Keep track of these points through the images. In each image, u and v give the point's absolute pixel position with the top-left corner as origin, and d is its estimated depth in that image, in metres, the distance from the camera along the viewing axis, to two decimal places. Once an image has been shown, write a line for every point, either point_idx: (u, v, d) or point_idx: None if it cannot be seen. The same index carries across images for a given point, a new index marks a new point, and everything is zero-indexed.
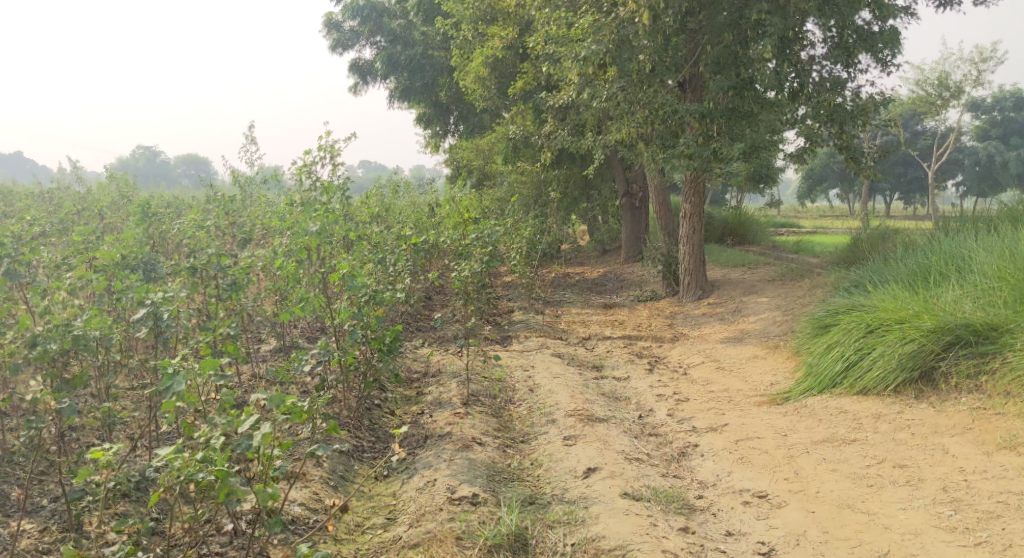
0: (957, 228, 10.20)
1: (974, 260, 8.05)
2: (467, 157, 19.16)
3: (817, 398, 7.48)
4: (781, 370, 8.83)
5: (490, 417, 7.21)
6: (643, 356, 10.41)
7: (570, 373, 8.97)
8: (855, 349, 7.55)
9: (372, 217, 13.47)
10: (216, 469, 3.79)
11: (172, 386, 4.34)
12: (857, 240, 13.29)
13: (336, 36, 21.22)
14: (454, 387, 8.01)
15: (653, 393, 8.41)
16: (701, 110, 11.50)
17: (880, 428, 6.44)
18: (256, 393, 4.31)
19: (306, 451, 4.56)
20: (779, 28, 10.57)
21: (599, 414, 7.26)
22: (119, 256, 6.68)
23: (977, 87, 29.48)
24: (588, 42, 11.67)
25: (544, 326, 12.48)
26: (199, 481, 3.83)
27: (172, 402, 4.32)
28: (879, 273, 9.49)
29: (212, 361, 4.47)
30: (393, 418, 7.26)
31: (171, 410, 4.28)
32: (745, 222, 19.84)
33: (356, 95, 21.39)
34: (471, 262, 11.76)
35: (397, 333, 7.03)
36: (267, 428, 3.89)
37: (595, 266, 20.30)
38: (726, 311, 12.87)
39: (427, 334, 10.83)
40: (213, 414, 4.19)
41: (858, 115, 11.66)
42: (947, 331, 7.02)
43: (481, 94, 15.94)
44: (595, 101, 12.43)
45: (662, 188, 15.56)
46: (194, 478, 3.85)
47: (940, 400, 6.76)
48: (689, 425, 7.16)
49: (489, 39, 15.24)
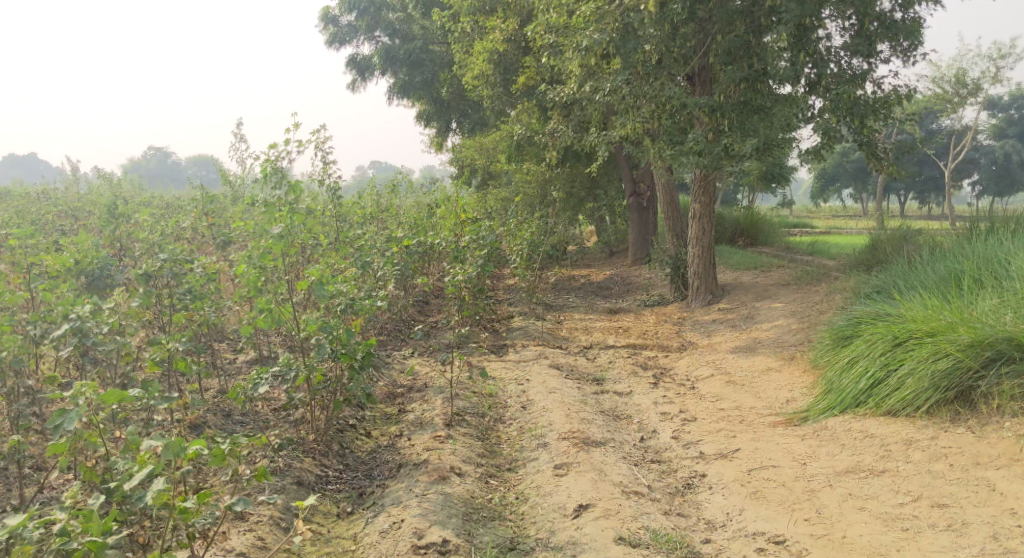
0: (987, 230, 9.45)
1: (1014, 265, 7.32)
2: (470, 156, 18.46)
3: (838, 419, 6.75)
4: (797, 384, 8.09)
5: (476, 441, 6.49)
6: (648, 368, 9.69)
7: (568, 388, 8.26)
8: (881, 365, 6.83)
9: (364, 219, 12.82)
10: (89, 542, 3.50)
11: (62, 424, 3.82)
12: (877, 242, 12.53)
13: (333, 31, 20.65)
14: (438, 404, 7.31)
15: (657, 411, 7.68)
16: (711, 104, 10.77)
17: (913, 456, 5.71)
18: (150, 438, 3.82)
19: (226, 505, 3.88)
20: (795, 14, 9.84)
21: (596, 437, 6.55)
22: (61, 262, 6.06)
23: (996, 84, 28.53)
24: (591, 30, 11.16)
25: (544, 334, 11.75)
26: (73, 551, 3.55)
27: (62, 442, 3.87)
28: (906, 279, 8.72)
29: (113, 394, 3.87)
30: (369, 441, 6.49)
31: (62, 453, 3.84)
32: (757, 222, 19.09)
33: (354, 91, 20.75)
34: (466, 267, 11.09)
35: (370, 348, 6.30)
36: (154, 487, 3.49)
37: (601, 269, 19.57)
38: (737, 317, 12.12)
39: (418, 345, 10.13)
40: (115, 460, 3.85)
41: (880, 110, 10.91)
42: (987, 346, 6.29)
43: (481, 89, 15.23)
44: (598, 94, 11.78)
45: (670, 188, 14.66)
46: (67, 550, 3.55)
47: (979, 424, 6.04)
48: (696, 450, 6.43)
49: (489, 32, 14.52)
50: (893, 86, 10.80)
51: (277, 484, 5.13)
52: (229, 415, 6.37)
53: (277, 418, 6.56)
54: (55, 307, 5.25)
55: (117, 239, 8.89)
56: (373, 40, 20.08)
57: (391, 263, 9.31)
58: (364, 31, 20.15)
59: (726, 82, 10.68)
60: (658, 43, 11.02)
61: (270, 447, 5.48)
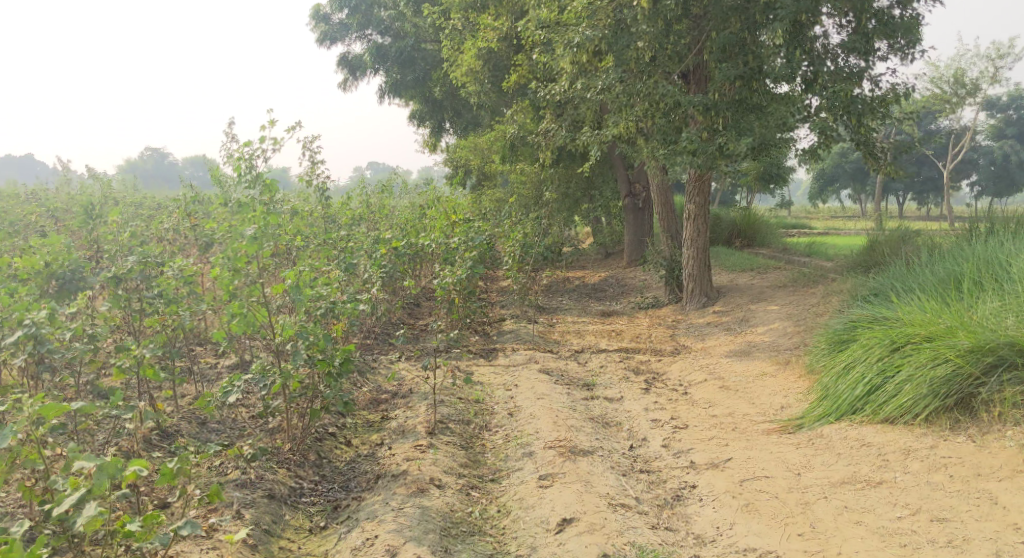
0: (986, 231, 9.25)
1: (1014, 267, 7.12)
2: (464, 156, 18.25)
3: (834, 426, 6.54)
4: (792, 390, 7.89)
5: (459, 450, 6.27)
6: (640, 373, 9.48)
7: (557, 393, 8.05)
8: (878, 371, 6.63)
9: (353, 220, 12.61)
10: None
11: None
12: (875, 244, 12.32)
13: (324, 28, 20.47)
14: (422, 412, 7.09)
15: (648, 418, 7.47)
16: (705, 102, 10.54)
17: (912, 466, 5.51)
18: (84, 458, 3.73)
19: (172, 528, 3.67)
20: (791, 11, 9.63)
21: (583, 446, 6.34)
22: (26, 264, 5.85)
23: (994, 84, 28.37)
24: (582, 27, 10.96)
25: (535, 337, 11.54)
26: None
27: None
28: (903, 281, 8.53)
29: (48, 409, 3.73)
30: (348, 450, 6.26)
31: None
32: (754, 223, 18.90)
33: (346, 90, 20.54)
34: (455, 269, 10.88)
35: (348, 354, 6.07)
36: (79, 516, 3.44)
37: (596, 271, 19.38)
38: (732, 320, 11.91)
39: (405, 350, 9.91)
40: (51, 480, 3.78)
41: (877, 109, 10.72)
42: (989, 351, 6.09)
43: (473, 87, 14.99)
44: (590, 92, 11.57)
45: (665, 187, 14.44)
46: None
47: (980, 432, 5.82)
48: (687, 460, 6.22)
49: (481, 30, 14.30)
50: (890, 84, 10.59)
51: (247, 497, 4.90)
52: (203, 422, 6.15)
53: (254, 426, 6.34)
54: (9, 312, 5.05)
55: (95, 240, 8.66)
56: (364, 38, 19.87)
57: (377, 265, 9.09)
58: (355, 29, 19.95)
59: (721, 80, 10.47)
60: (652, 39, 10.77)
61: (242, 458, 5.27)
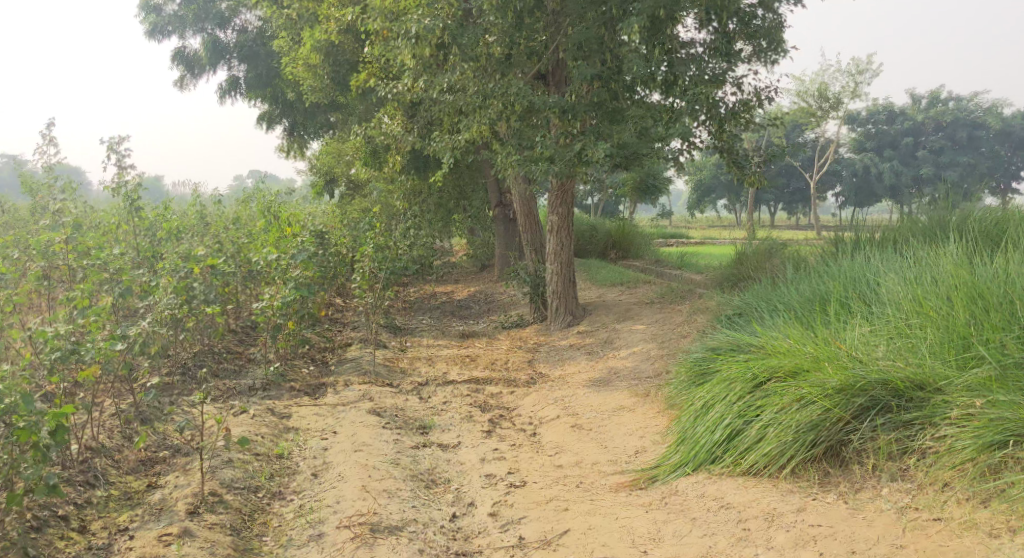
0: (853, 244, 8.58)
1: (883, 286, 6.37)
2: (321, 163, 16.76)
3: (690, 480, 5.53)
4: (649, 430, 6.90)
5: (230, 535, 4.96)
6: (487, 409, 8.32)
7: (380, 442, 6.76)
8: (738, 412, 5.65)
9: (173, 233, 10.95)
10: None
11: None
12: (743, 256, 11.61)
13: (155, 20, 18.56)
14: (196, 477, 5.69)
15: (481, 472, 6.30)
16: (560, 104, 9.52)
17: (775, 540, 4.64)
18: None
19: None
20: (647, 5, 8.72)
21: (389, 520, 5.16)
22: None
23: (855, 99, 29.11)
24: (420, 15, 9.75)
25: (379, 366, 10.21)
26: None
27: None
28: (767, 301, 7.73)
29: None
30: (78, 540, 4.83)
31: None
32: (628, 234, 18.15)
33: (182, 88, 18.63)
34: (283, 291, 9.44)
35: (61, 420, 4.58)
36: None
37: (464, 286, 18.20)
38: (595, 342, 10.95)
39: (212, 391, 8.24)
40: None
41: (739, 115, 9.98)
42: (860, 391, 5.23)
43: (313, 85, 13.53)
44: (436, 90, 10.35)
45: (528, 196, 13.33)
46: None
47: (853, 490, 4.91)
48: (514, 536, 5.15)
49: (322, 21, 12.86)
50: (753, 87, 9.86)
51: None
52: None
53: None
54: None
55: None
56: (201, 32, 18.13)
57: (176, 286, 7.56)
58: (191, 21, 18.13)
59: (577, 81, 9.49)
60: (502, 32, 9.79)
61: None
